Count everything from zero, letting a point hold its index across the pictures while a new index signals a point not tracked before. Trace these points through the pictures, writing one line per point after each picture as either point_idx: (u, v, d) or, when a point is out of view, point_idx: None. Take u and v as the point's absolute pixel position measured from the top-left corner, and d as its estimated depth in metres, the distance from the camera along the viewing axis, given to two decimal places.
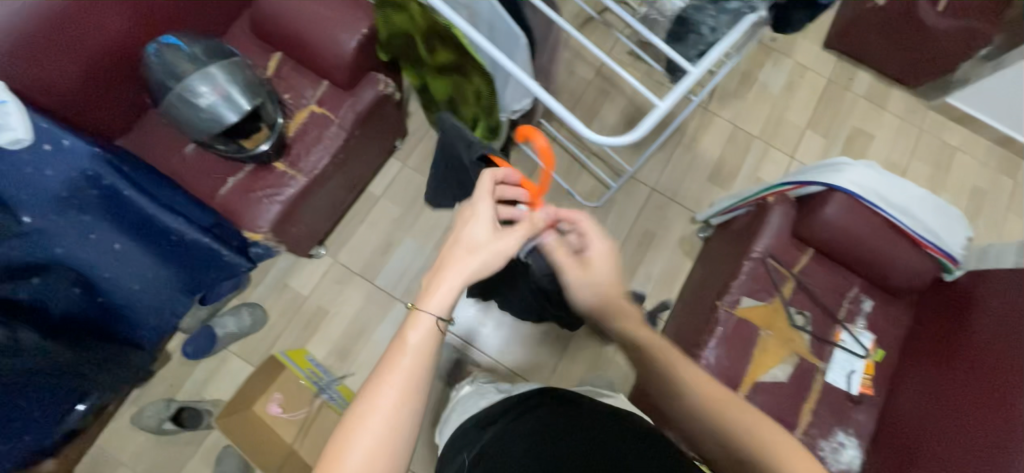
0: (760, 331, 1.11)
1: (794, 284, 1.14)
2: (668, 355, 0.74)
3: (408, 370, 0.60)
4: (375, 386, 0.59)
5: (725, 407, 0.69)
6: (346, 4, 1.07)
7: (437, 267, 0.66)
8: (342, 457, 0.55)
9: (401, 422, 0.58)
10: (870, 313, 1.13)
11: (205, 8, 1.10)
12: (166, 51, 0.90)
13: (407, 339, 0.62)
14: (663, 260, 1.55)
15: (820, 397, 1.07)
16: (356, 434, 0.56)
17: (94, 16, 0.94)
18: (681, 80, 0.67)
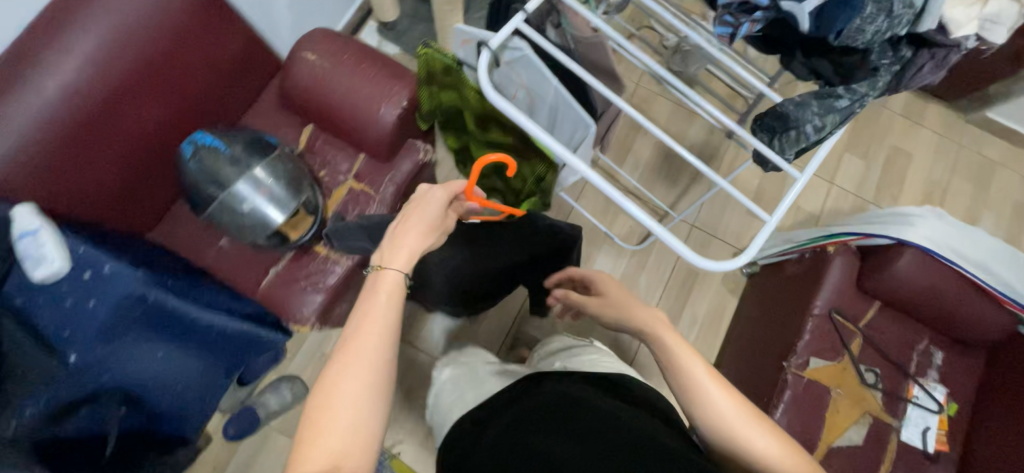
0: (831, 391, 1.07)
1: (860, 338, 1.11)
2: (677, 350, 0.66)
3: (367, 341, 0.59)
4: (341, 376, 0.56)
5: (718, 390, 0.62)
6: (384, 77, 1.02)
7: (404, 229, 0.69)
8: (321, 433, 0.53)
9: (377, 380, 0.57)
10: (939, 364, 1.09)
11: (234, 88, 1.04)
12: (204, 151, 0.85)
13: (375, 296, 0.62)
14: (708, 301, 1.50)
15: (896, 457, 1.04)
16: (332, 403, 0.55)
17: (122, 119, 0.87)
18: (788, 192, 0.64)
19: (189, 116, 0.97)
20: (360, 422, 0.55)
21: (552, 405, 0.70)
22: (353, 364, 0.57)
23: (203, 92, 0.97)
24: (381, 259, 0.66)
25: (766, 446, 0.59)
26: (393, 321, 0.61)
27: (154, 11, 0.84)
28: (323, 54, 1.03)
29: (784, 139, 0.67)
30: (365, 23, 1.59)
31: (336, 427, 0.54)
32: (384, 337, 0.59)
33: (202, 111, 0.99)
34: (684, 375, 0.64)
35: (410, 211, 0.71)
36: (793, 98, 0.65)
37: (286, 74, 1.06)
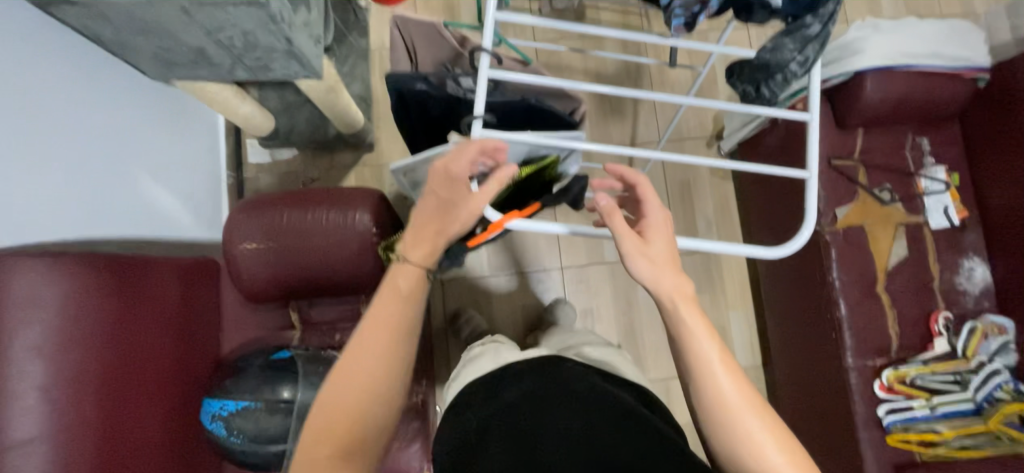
0: (863, 228, 1.15)
1: (863, 168, 1.16)
2: (695, 327, 0.68)
3: (391, 331, 0.61)
4: (366, 341, 0.61)
5: (721, 367, 0.66)
6: (336, 219, 0.94)
7: (426, 219, 0.64)
8: (344, 390, 0.59)
9: (398, 349, 0.61)
10: (930, 149, 1.18)
11: (197, 322, 0.93)
12: (239, 417, 0.80)
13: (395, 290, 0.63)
14: (710, 199, 1.54)
15: (935, 245, 1.16)
16: (355, 367, 0.60)
17: (134, 441, 0.77)
18: (809, 137, 0.62)
19: (184, 382, 0.87)
20: (372, 417, 0.60)
21: (560, 383, 0.69)
22: (368, 360, 0.60)
23: (175, 352, 0.87)
24: (405, 246, 0.64)
25: (753, 426, 0.63)
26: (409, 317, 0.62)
27: (76, 328, 0.72)
28: (264, 231, 0.93)
29: (774, 84, 0.65)
30: (245, 146, 1.40)
31: (354, 388, 0.59)
32: (396, 331, 0.62)
33: (188, 368, 0.89)
34: (698, 353, 0.67)
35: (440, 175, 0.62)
36: (768, 45, 0.62)
37: (238, 271, 0.95)
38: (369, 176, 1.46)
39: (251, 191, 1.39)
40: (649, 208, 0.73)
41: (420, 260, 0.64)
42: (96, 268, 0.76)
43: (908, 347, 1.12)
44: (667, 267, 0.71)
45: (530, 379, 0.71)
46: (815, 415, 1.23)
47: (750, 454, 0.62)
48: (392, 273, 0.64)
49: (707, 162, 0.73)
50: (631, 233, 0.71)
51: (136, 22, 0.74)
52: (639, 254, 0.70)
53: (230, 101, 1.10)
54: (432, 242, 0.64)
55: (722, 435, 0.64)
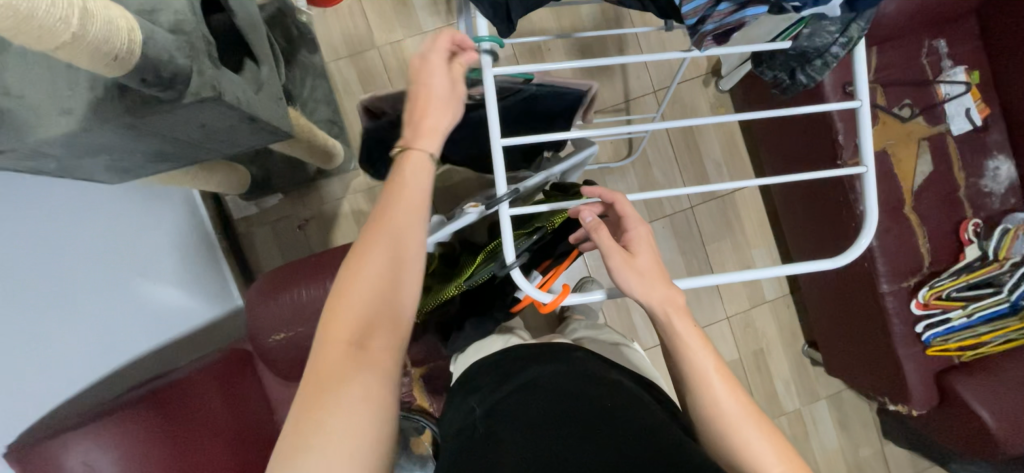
0: (887, 151, 1.10)
1: (879, 87, 1.10)
2: (689, 339, 0.60)
3: (400, 222, 0.57)
4: (376, 231, 0.56)
5: (718, 381, 0.59)
6: None
7: (420, 108, 0.60)
8: (357, 279, 0.55)
9: (411, 248, 0.57)
10: (947, 50, 1.11)
11: (250, 409, 0.95)
12: None
13: (404, 174, 0.58)
14: (717, 141, 1.47)
15: (959, 152, 1.12)
16: (366, 256, 0.55)
17: None
18: (862, 125, 0.61)
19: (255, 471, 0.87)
20: (385, 315, 0.55)
21: (573, 366, 0.71)
22: (372, 252, 0.56)
23: (241, 443, 0.89)
24: (407, 138, 0.60)
25: (753, 439, 0.57)
26: (417, 212, 0.58)
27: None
28: (285, 317, 0.92)
29: (812, 68, 0.58)
30: (226, 203, 1.29)
31: (365, 279, 0.55)
32: (408, 235, 0.57)
33: (250, 447, 0.90)
34: (692, 364, 0.60)
35: (419, 91, 0.60)
36: (804, 31, 0.54)
37: (270, 359, 0.95)
38: (363, 202, 1.33)
39: (248, 247, 1.31)
40: (629, 219, 0.63)
41: (425, 146, 0.59)
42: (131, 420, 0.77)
43: (940, 261, 1.13)
44: (658, 272, 0.61)
45: (540, 363, 0.73)
46: (851, 337, 1.27)
47: (749, 467, 0.57)
48: (396, 162, 0.60)
49: (729, 183, 0.68)
50: (618, 248, 0.60)
51: (80, 146, 0.65)
52: (627, 268, 0.60)
53: (204, 175, 1.01)
54: (434, 124, 0.60)
55: (719, 447, 0.59)
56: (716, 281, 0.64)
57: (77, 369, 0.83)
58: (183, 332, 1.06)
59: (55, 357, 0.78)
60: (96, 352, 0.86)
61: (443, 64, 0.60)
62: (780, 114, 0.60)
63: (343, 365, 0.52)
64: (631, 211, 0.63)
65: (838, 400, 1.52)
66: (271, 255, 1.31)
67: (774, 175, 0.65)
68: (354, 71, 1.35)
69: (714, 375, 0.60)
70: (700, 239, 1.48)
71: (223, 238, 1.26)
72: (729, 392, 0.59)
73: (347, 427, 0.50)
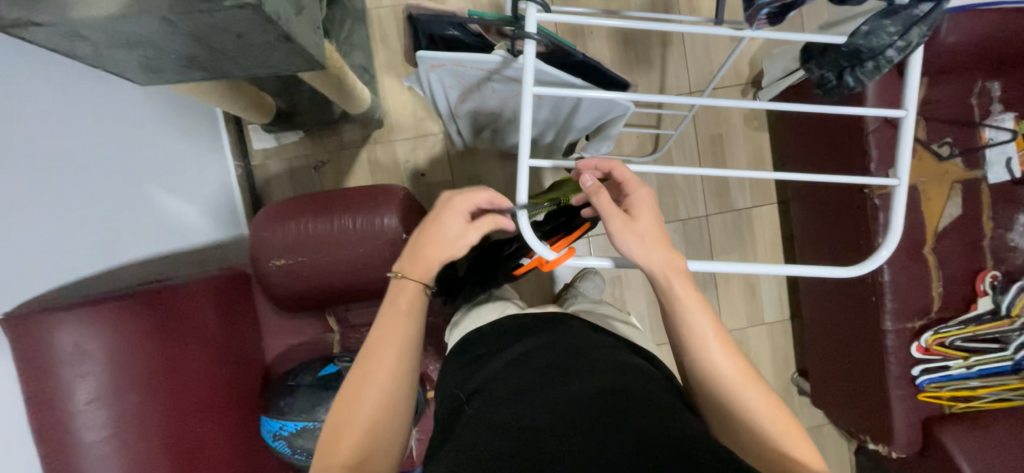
0: (918, 188, 1.07)
1: (922, 120, 1.07)
2: (690, 302, 0.60)
3: (394, 351, 0.64)
4: (373, 363, 0.64)
5: (716, 348, 0.60)
6: (362, 224, 0.92)
7: (427, 243, 0.65)
8: (358, 402, 0.62)
9: (404, 373, 0.64)
10: (999, 94, 1.08)
11: (240, 335, 0.97)
12: (299, 435, 0.90)
13: (398, 310, 0.65)
14: (744, 153, 1.44)
15: (992, 200, 1.09)
16: (366, 384, 0.63)
17: (202, 439, 0.82)
18: (900, 137, 0.60)
19: (241, 400, 0.92)
20: (382, 434, 0.63)
21: (567, 339, 0.71)
22: (373, 379, 0.63)
23: (223, 363, 0.90)
24: (404, 268, 0.66)
25: (748, 399, 0.59)
26: (410, 339, 0.65)
27: (119, 371, 0.76)
28: (289, 246, 0.92)
29: (863, 71, 0.56)
30: (248, 131, 1.29)
31: (366, 404, 0.62)
32: (399, 356, 0.64)
33: (226, 371, 0.91)
34: (691, 329, 0.61)
35: (432, 225, 0.66)
36: (863, 28, 0.53)
37: (268, 286, 0.97)
38: (381, 154, 1.33)
39: (262, 179, 1.32)
40: (629, 183, 0.62)
41: (419, 277, 0.66)
42: (128, 319, 0.78)
43: (951, 307, 1.10)
44: (661, 234, 0.61)
45: (532, 337, 0.73)
46: (844, 369, 1.26)
47: (744, 424, 0.59)
48: (392, 292, 0.67)
49: (753, 174, 0.66)
50: (617, 212, 0.59)
51: (116, 34, 0.65)
52: (628, 232, 0.59)
53: (231, 95, 1.01)
54: (432, 262, 0.66)
55: (718, 409, 0.61)
56: (727, 268, 0.63)
57: (84, 259, 0.85)
58: (187, 248, 1.08)
59: (63, 243, 0.80)
60: (104, 246, 0.88)
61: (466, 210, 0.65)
62: (823, 110, 0.58)
63: None
64: (626, 173, 0.63)
65: (817, 433, 1.51)
66: (283, 189, 1.32)
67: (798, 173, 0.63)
68: (394, 22, 1.34)
69: (712, 340, 0.60)
70: (709, 248, 1.46)
71: (238, 165, 1.27)
72: (727, 355, 0.61)
73: None
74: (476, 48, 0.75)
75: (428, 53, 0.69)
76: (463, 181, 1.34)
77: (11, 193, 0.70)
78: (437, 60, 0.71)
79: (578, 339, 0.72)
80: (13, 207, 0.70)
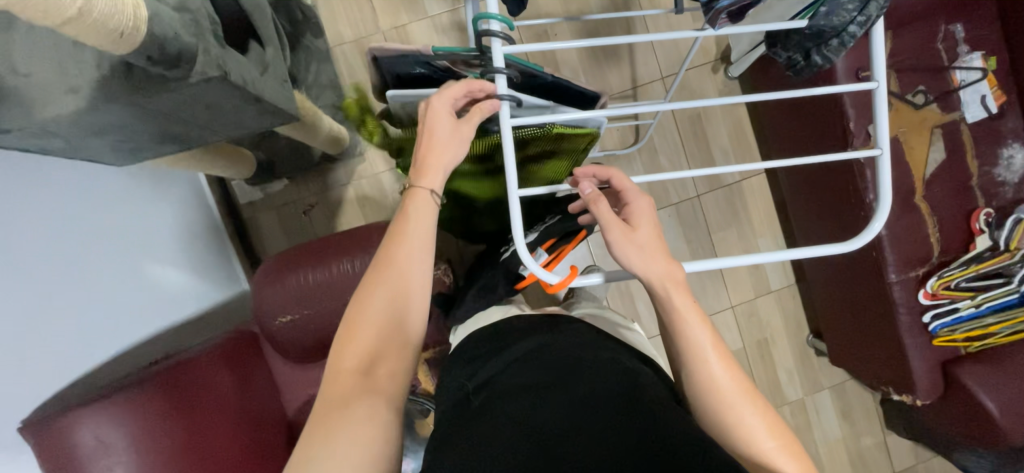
0: (900, 138, 1.08)
1: (893, 72, 1.08)
2: (687, 313, 0.61)
3: (404, 257, 0.62)
4: (383, 269, 0.62)
5: (715, 359, 0.61)
6: (362, 267, 0.92)
7: (425, 152, 0.63)
8: (368, 311, 0.61)
9: (415, 282, 0.63)
10: (963, 35, 1.09)
11: (254, 384, 0.97)
12: None
13: (406, 221, 0.64)
14: (724, 128, 1.45)
15: (973, 140, 1.10)
16: (376, 294, 0.61)
17: None
18: (875, 107, 0.60)
19: (260, 443, 0.91)
20: (397, 342, 0.61)
21: (572, 342, 0.72)
22: (385, 285, 0.61)
23: (242, 419, 0.90)
24: (411, 178, 0.65)
25: (746, 413, 0.59)
26: (420, 250, 0.63)
27: (138, 443, 0.76)
28: (292, 299, 0.92)
29: (828, 49, 0.57)
30: (232, 188, 1.29)
31: (376, 309, 0.61)
32: (410, 261, 0.63)
33: (243, 425, 0.89)
34: (689, 340, 0.61)
35: (425, 134, 0.63)
36: (821, 9, 0.53)
37: (276, 341, 0.97)
38: (368, 188, 1.33)
39: (254, 232, 1.31)
40: (629, 194, 0.63)
41: (427, 185, 0.63)
42: (145, 391, 0.79)
43: (950, 250, 1.12)
44: (656, 245, 0.61)
45: (536, 338, 0.75)
46: (857, 326, 1.26)
47: (739, 439, 0.59)
48: (404, 201, 0.64)
49: (739, 166, 0.65)
50: (617, 222, 0.59)
51: (87, 126, 0.65)
52: (627, 242, 0.59)
53: (210, 158, 1.00)
54: (438, 161, 0.63)
55: (714, 421, 0.60)
56: (730, 264, 0.63)
57: (91, 348, 0.85)
58: (191, 315, 1.07)
59: (66, 336, 0.80)
60: (108, 330, 0.88)
61: (448, 108, 0.63)
62: (795, 95, 0.58)
63: (349, 390, 0.57)
64: (629, 184, 0.63)
65: (841, 390, 1.52)
66: (276, 239, 1.32)
67: (783, 160, 0.62)
68: (359, 56, 1.34)
69: (712, 351, 0.61)
70: (706, 227, 1.47)
71: (228, 222, 1.26)
72: (726, 367, 0.61)
73: (349, 441, 0.53)
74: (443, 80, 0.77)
75: (396, 92, 0.70)
76: None
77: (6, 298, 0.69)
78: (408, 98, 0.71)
79: (582, 340, 0.73)
80: (13, 312, 0.70)
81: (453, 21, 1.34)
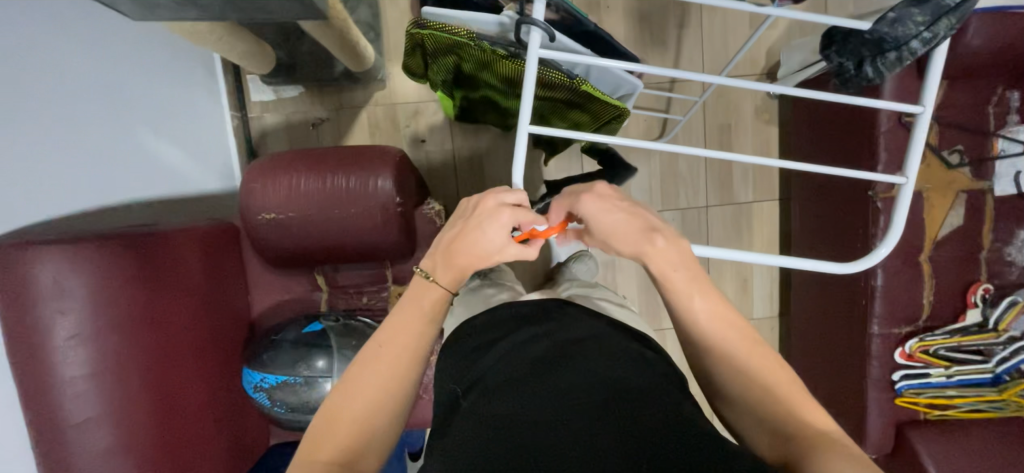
0: (922, 193, 1.05)
1: (936, 124, 1.05)
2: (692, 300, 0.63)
3: (405, 344, 0.62)
4: (380, 356, 0.61)
5: (733, 345, 0.61)
6: (357, 185, 0.90)
7: (462, 250, 0.62)
8: (357, 390, 0.58)
9: (408, 371, 0.61)
10: (1018, 104, 1.05)
11: (226, 281, 0.97)
12: (280, 390, 0.91)
13: (417, 313, 0.64)
14: (751, 145, 1.42)
15: (994, 213, 1.08)
16: (369, 379, 0.59)
17: (183, 381, 0.84)
18: (914, 134, 0.57)
19: (223, 344, 0.93)
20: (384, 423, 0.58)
21: (565, 325, 0.69)
22: (381, 366, 0.60)
23: (208, 313, 0.91)
24: (434, 270, 0.65)
25: (784, 394, 0.56)
26: (422, 340, 0.63)
27: (101, 313, 0.76)
28: (282, 201, 0.91)
29: (883, 62, 0.54)
30: (246, 82, 1.26)
31: (364, 392, 0.58)
32: (411, 348, 0.62)
33: (208, 321, 0.90)
34: (698, 330, 0.62)
35: (468, 232, 0.62)
36: (888, 15, 0.50)
37: (258, 240, 0.95)
38: (381, 116, 1.30)
39: (258, 132, 1.28)
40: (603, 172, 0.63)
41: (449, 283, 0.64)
42: (110, 276, 0.77)
43: (939, 317, 1.10)
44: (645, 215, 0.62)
45: (530, 322, 0.71)
46: (826, 370, 1.27)
47: (788, 420, 0.54)
48: (416, 294, 0.65)
49: (754, 159, 0.65)
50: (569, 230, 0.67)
51: None
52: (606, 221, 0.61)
53: (228, 41, 0.97)
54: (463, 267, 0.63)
55: (756, 410, 0.57)
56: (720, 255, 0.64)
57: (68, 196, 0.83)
58: (178, 195, 1.06)
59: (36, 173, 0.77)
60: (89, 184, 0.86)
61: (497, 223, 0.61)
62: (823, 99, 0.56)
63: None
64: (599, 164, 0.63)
65: None
66: (279, 145, 1.30)
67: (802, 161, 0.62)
68: None
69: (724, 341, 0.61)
70: (705, 240, 1.45)
71: (235, 115, 1.24)
72: (748, 353, 0.60)
73: None
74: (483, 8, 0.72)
75: (433, 9, 0.66)
76: (463, 150, 1.32)
77: None
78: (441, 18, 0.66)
79: (578, 330, 0.68)
80: None
81: None
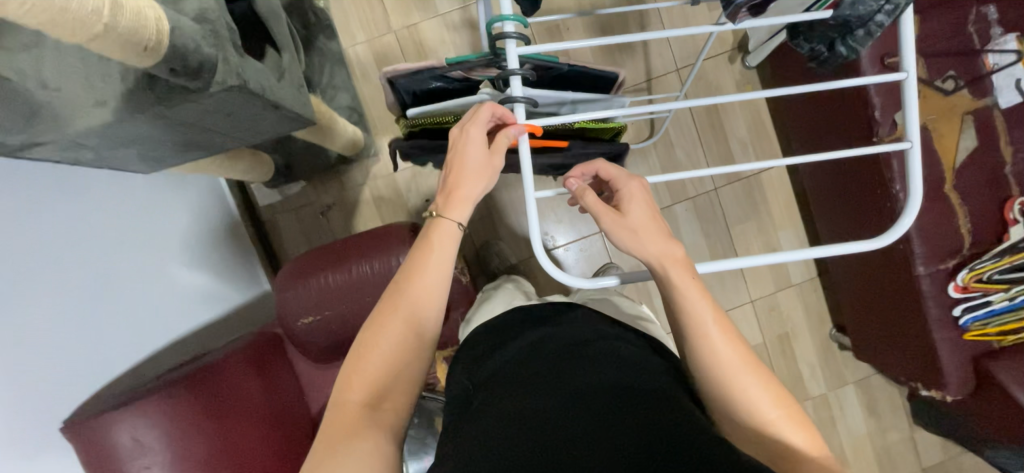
0: (927, 128, 1.05)
1: (919, 58, 1.05)
2: (709, 313, 0.59)
3: (426, 290, 0.63)
4: (403, 295, 0.62)
5: (742, 365, 0.58)
6: (381, 268, 0.93)
7: (454, 178, 0.62)
8: (381, 331, 0.61)
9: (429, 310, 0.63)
10: (997, 16, 1.05)
11: (277, 372, 1.00)
12: None
13: (429, 248, 0.63)
14: (742, 120, 1.42)
15: (1009, 125, 1.06)
16: (391, 319, 0.61)
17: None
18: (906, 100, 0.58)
19: (287, 426, 0.95)
20: (406, 369, 0.61)
21: (571, 329, 0.70)
22: (400, 307, 0.61)
23: (271, 413, 0.94)
24: (441, 206, 0.64)
25: (777, 418, 0.57)
26: (442, 276, 0.64)
27: (179, 445, 0.81)
28: (313, 301, 0.94)
29: (854, 39, 0.55)
30: (252, 192, 1.32)
31: (388, 335, 0.61)
32: (431, 292, 0.63)
33: (265, 410, 0.93)
34: (713, 347, 0.59)
35: (456, 158, 0.62)
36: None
37: (301, 342, 0.98)
38: (384, 189, 1.34)
39: (274, 235, 1.34)
40: (618, 179, 0.63)
41: (454, 216, 0.63)
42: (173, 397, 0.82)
43: (983, 242, 1.07)
44: (656, 226, 0.60)
45: (541, 327, 0.72)
46: (883, 319, 1.23)
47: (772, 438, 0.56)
48: (428, 227, 0.65)
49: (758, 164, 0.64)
50: (608, 209, 0.60)
51: (115, 137, 0.67)
52: (619, 228, 0.60)
53: (230, 164, 1.03)
54: (467, 195, 0.63)
55: (746, 423, 0.57)
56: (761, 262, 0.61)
57: (123, 349, 0.88)
58: (217, 318, 1.12)
59: (89, 345, 0.82)
60: (143, 329, 0.92)
61: (482, 137, 0.61)
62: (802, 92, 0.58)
63: (354, 420, 0.56)
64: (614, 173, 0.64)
65: (867, 385, 1.49)
66: (295, 241, 1.35)
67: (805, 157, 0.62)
68: (373, 58, 1.35)
69: (736, 363, 0.58)
70: (724, 221, 1.44)
71: (250, 225, 1.30)
72: (755, 372, 0.58)
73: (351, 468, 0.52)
74: (462, 91, 0.74)
75: (419, 109, 0.71)
76: None
77: (47, 299, 0.73)
78: (428, 114, 0.71)
79: (586, 330, 0.70)
80: (53, 309, 0.74)
81: (464, 18, 1.34)
